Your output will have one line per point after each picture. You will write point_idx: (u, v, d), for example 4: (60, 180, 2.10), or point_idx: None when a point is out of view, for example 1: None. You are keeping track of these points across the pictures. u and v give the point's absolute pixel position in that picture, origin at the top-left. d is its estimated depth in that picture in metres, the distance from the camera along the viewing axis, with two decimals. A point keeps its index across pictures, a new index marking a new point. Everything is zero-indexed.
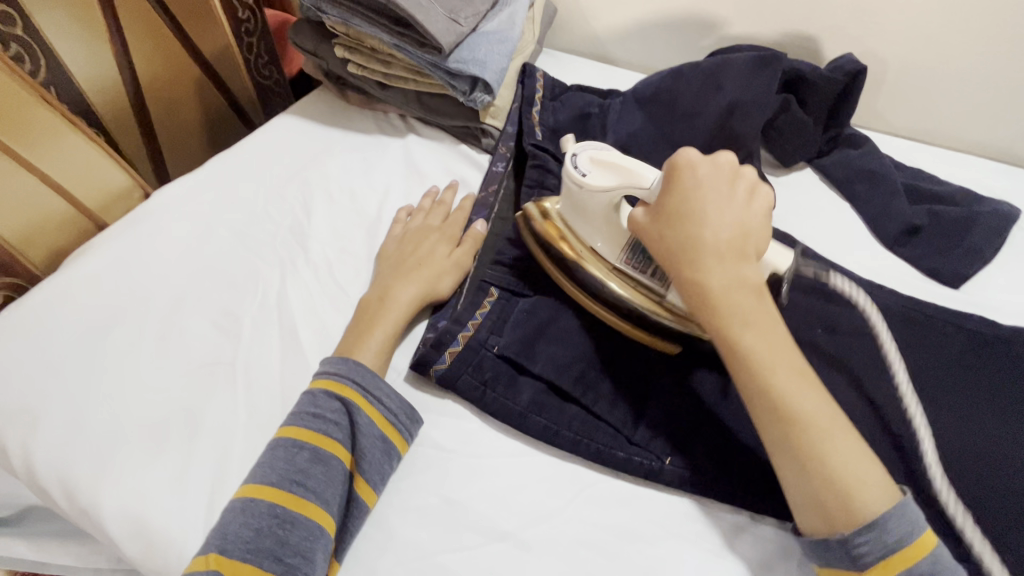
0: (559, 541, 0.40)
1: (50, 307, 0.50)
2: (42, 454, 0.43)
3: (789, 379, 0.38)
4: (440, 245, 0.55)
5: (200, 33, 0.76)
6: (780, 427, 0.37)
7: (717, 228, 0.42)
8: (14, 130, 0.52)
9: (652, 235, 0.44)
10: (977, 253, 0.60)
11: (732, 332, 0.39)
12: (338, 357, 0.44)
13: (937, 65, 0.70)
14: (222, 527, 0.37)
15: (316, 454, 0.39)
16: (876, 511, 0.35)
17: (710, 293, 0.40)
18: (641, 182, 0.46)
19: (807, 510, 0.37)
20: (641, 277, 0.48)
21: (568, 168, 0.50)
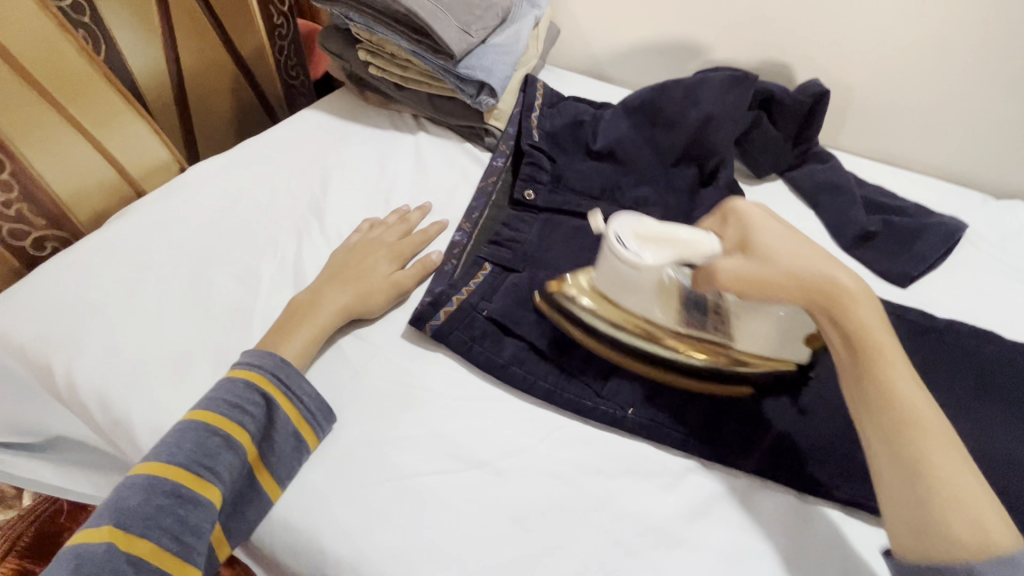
0: (530, 470, 0.46)
1: (96, 256, 0.57)
2: (84, 374, 0.49)
3: (911, 391, 0.39)
4: (382, 262, 0.59)
5: (239, 33, 0.85)
6: (905, 438, 0.38)
7: (815, 253, 0.44)
8: (75, 99, 0.60)
9: (761, 265, 0.44)
10: (926, 257, 0.66)
11: (877, 347, 0.40)
12: (260, 350, 0.48)
13: (895, 93, 0.78)
14: (121, 502, 0.39)
15: (226, 440, 0.43)
16: (1010, 549, 0.34)
17: (849, 305, 0.41)
18: (702, 246, 0.47)
19: (931, 538, 0.36)
20: (699, 331, 0.51)
21: (618, 251, 0.48)
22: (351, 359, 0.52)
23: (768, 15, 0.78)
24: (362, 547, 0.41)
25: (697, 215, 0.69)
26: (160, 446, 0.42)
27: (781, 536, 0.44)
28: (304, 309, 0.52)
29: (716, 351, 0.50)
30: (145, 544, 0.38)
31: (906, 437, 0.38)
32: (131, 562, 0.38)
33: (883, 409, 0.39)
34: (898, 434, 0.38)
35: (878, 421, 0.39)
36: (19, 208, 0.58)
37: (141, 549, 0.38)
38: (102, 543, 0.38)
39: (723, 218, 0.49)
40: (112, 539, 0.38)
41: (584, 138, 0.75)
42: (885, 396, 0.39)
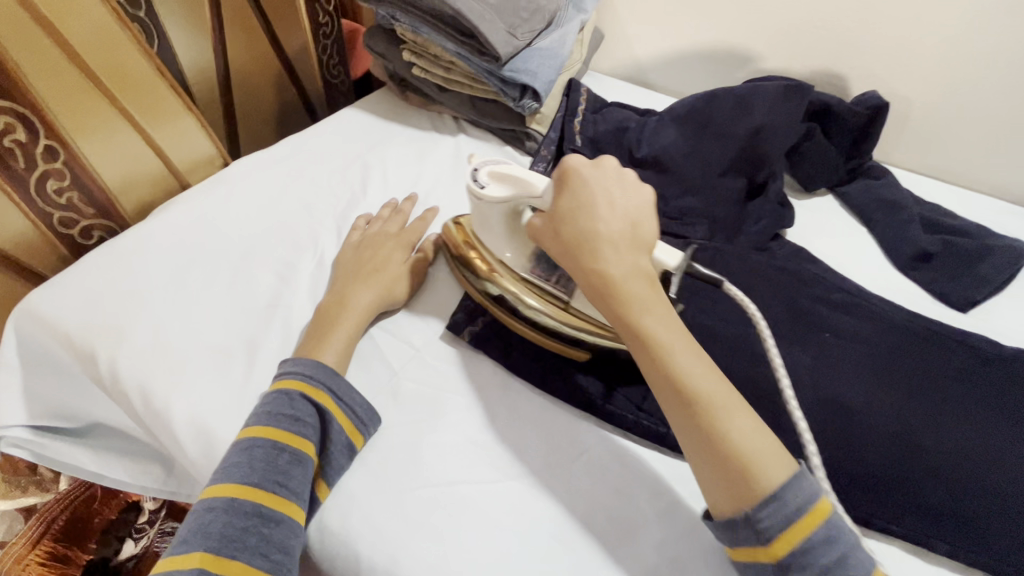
0: (570, 483, 0.45)
1: (139, 246, 0.57)
2: (126, 364, 0.49)
3: (687, 360, 0.40)
4: (396, 252, 0.58)
5: (286, 31, 0.86)
6: (697, 412, 0.39)
7: (608, 226, 0.44)
8: (127, 90, 0.61)
9: (551, 234, 0.46)
10: (990, 281, 0.62)
11: (636, 326, 0.41)
12: (306, 359, 0.47)
13: (957, 107, 0.74)
14: (205, 527, 0.38)
15: (295, 456, 0.42)
16: (774, 487, 0.37)
17: (626, 298, 0.42)
18: (535, 191, 0.48)
19: (720, 491, 0.38)
20: (546, 284, 0.53)
21: (466, 181, 0.50)
22: (389, 360, 0.52)
23: (826, 23, 0.76)
24: (396, 555, 0.40)
25: (744, 227, 0.68)
26: (229, 468, 0.41)
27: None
28: (346, 308, 0.52)
29: (556, 302, 0.52)
30: (238, 565, 0.37)
31: (689, 407, 0.39)
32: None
33: (655, 378, 0.41)
34: (678, 408, 0.39)
35: (664, 396, 0.40)
36: (70, 197, 0.59)
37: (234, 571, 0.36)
38: (193, 569, 0.36)
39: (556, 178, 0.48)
40: (202, 565, 0.36)
41: (629, 144, 0.73)
42: (669, 376, 0.40)
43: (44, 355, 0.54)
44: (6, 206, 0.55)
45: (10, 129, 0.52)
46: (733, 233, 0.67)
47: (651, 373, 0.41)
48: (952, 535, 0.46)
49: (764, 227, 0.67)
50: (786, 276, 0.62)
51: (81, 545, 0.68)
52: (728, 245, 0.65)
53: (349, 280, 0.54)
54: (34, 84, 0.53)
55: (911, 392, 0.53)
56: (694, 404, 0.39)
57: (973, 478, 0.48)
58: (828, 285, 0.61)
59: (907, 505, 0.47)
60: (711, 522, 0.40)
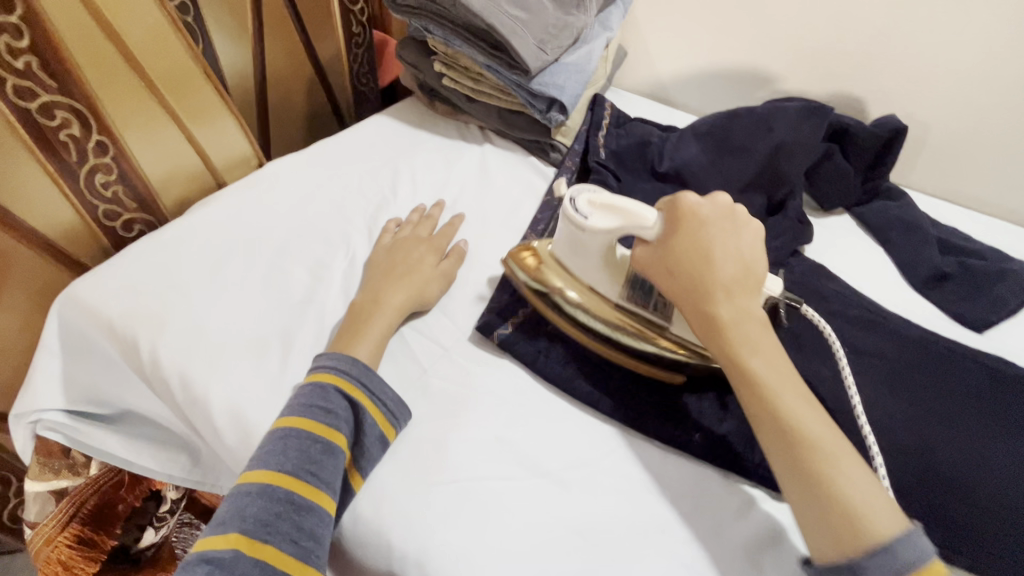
0: (593, 483, 0.46)
1: (180, 240, 0.59)
2: (167, 352, 0.51)
3: (793, 400, 0.41)
4: (428, 255, 0.60)
5: (320, 40, 0.89)
6: (790, 442, 0.39)
7: (721, 263, 0.46)
8: (175, 90, 0.63)
9: (663, 272, 0.48)
10: (1005, 303, 0.63)
11: (747, 364, 0.43)
12: (340, 354, 0.48)
13: (973, 134, 0.76)
14: (241, 510, 0.40)
15: (327, 447, 0.43)
16: (887, 540, 0.35)
17: (724, 322, 0.44)
18: (644, 222, 0.50)
19: (820, 534, 0.37)
20: (643, 311, 0.53)
21: (568, 212, 0.52)
22: (419, 358, 0.54)
23: (846, 48, 0.78)
24: (427, 546, 0.41)
25: (764, 242, 0.68)
26: (264, 455, 0.42)
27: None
28: (380, 305, 0.53)
29: (652, 327, 0.53)
30: (270, 550, 0.38)
31: (790, 445, 0.39)
32: (259, 566, 0.37)
33: (759, 419, 0.41)
34: (784, 448, 0.39)
35: (762, 426, 0.41)
36: (116, 190, 0.62)
37: (267, 554, 0.38)
38: (228, 550, 0.38)
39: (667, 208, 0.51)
40: (238, 546, 0.38)
41: (651, 159, 0.75)
42: (769, 407, 0.41)
43: (84, 342, 0.56)
44: (56, 196, 0.57)
45: (65, 123, 0.55)
46: None
47: (755, 410, 0.41)
48: (969, 547, 0.46)
49: (784, 242, 0.67)
50: (805, 292, 0.63)
51: (105, 531, 0.68)
52: None
53: (382, 279, 0.56)
54: (90, 81, 0.56)
55: (927, 408, 0.54)
56: (796, 443, 0.39)
57: (989, 496, 0.48)
58: (846, 302, 0.62)
59: (923, 517, 0.48)
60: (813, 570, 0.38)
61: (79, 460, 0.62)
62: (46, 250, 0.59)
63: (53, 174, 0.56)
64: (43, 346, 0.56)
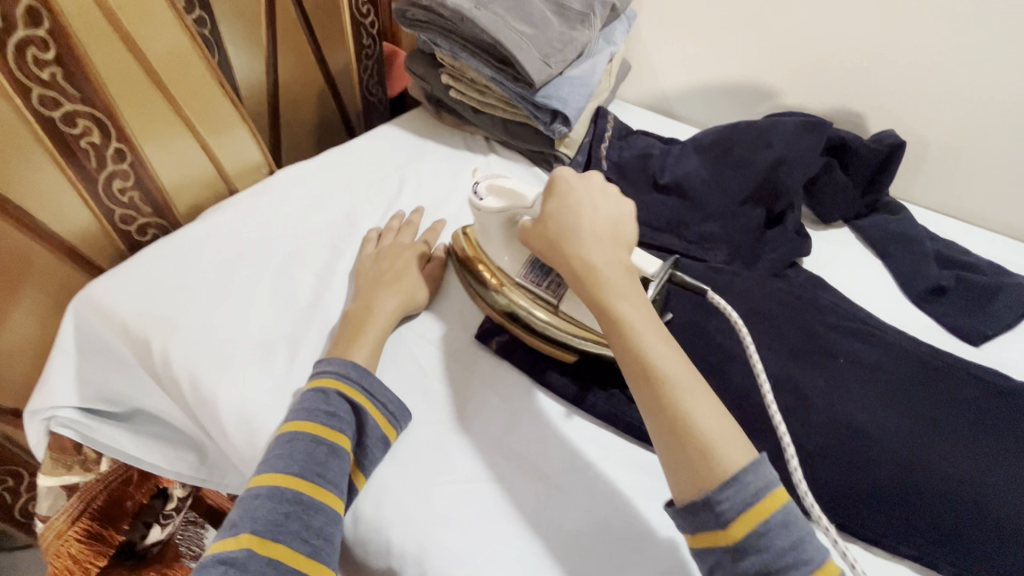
0: (590, 488, 0.47)
1: (194, 245, 0.61)
2: (178, 353, 0.53)
3: (652, 342, 0.43)
4: (414, 260, 0.61)
5: (331, 51, 0.92)
6: (646, 380, 0.41)
7: (591, 220, 0.50)
8: (190, 100, 0.66)
9: (537, 233, 0.51)
10: (1001, 317, 0.64)
11: (615, 313, 0.45)
12: (339, 359, 0.50)
13: (972, 149, 0.77)
14: (252, 512, 0.41)
15: (332, 449, 0.44)
16: (729, 470, 0.38)
17: (594, 272, 0.47)
18: (526, 202, 0.54)
19: (680, 472, 0.39)
20: (537, 289, 0.56)
21: (468, 193, 0.57)
22: (421, 361, 0.55)
23: (845, 63, 0.79)
24: (425, 544, 0.43)
25: (760, 253, 0.70)
26: (272, 459, 0.44)
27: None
28: (381, 310, 0.55)
29: (548, 306, 0.55)
30: (282, 549, 0.39)
31: (649, 382, 0.41)
32: (272, 565, 0.39)
33: (623, 357, 0.43)
34: (647, 390, 0.41)
35: (628, 372, 0.43)
36: (132, 196, 0.64)
37: (279, 553, 0.39)
38: (240, 551, 0.39)
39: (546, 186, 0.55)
40: (251, 546, 0.39)
41: (652, 171, 0.76)
42: (636, 354, 0.43)
43: (98, 340, 0.58)
44: (76, 201, 0.59)
45: (87, 131, 0.57)
46: (750, 261, 0.70)
47: (624, 355, 0.43)
48: (956, 556, 0.48)
49: (779, 254, 0.69)
50: (801, 303, 0.64)
51: (114, 526, 0.70)
52: (746, 271, 0.67)
53: (373, 286, 0.58)
54: (110, 91, 0.58)
55: (920, 420, 0.54)
56: (654, 381, 0.41)
57: (981, 507, 0.49)
58: (842, 314, 0.63)
59: (912, 526, 0.49)
60: (671, 510, 0.41)
61: (90, 457, 0.64)
62: (65, 253, 0.61)
63: (73, 180, 0.58)
64: (58, 345, 0.58)
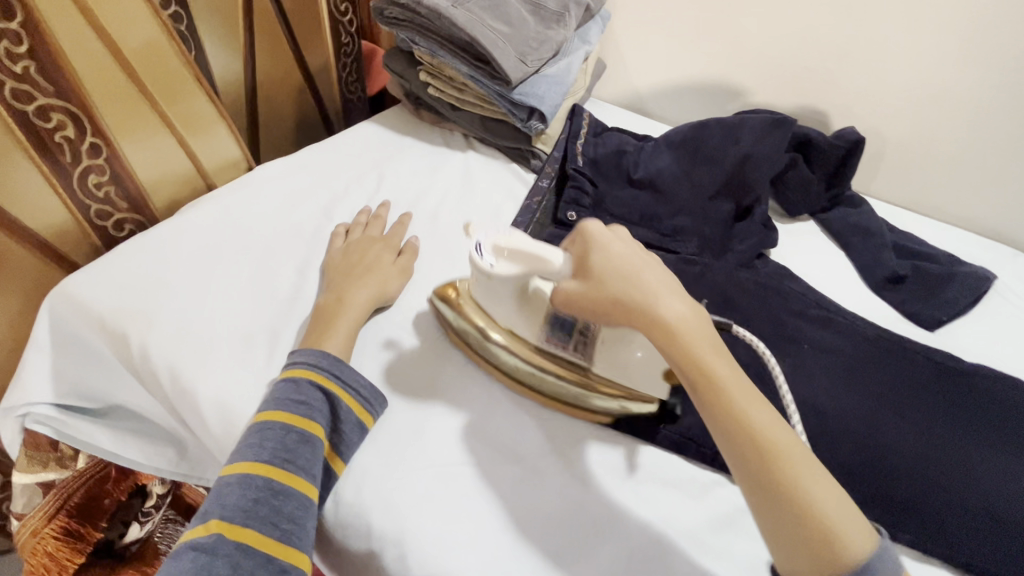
0: (565, 469, 0.49)
1: (172, 239, 0.62)
2: (157, 346, 0.53)
3: (757, 412, 0.40)
4: (385, 253, 0.63)
5: (309, 49, 0.92)
6: (763, 460, 0.39)
7: (652, 276, 0.45)
8: (167, 96, 0.66)
9: (593, 290, 0.45)
10: (954, 303, 0.68)
11: (717, 381, 0.41)
12: (310, 350, 0.50)
13: (928, 145, 0.81)
14: (222, 498, 0.41)
15: (303, 436, 0.45)
16: (863, 554, 0.37)
17: (685, 334, 0.42)
18: (549, 266, 0.48)
19: (800, 555, 0.37)
20: (564, 352, 0.53)
21: (474, 259, 0.50)
22: (400, 351, 0.56)
23: (809, 63, 0.83)
24: (405, 526, 0.44)
25: (731, 245, 0.72)
26: (243, 448, 0.44)
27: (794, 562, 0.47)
28: (353, 302, 0.56)
29: (575, 368, 0.52)
30: (251, 533, 0.40)
31: (761, 461, 0.39)
32: (241, 549, 0.39)
33: (728, 431, 0.40)
34: (759, 468, 0.39)
35: (733, 447, 0.40)
36: (108, 191, 0.64)
37: (248, 538, 0.40)
38: (209, 536, 0.39)
39: (575, 239, 0.49)
40: (220, 531, 0.40)
41: (626, 167, 0.78)
42: (745, 431, 0.39)
43: (74, 335, 0.58)
44: (50, 196, 0.59)
45: (61, 125, 0.57)
46: (721, 252, 0.72)
47: (730, 430, 0.40)
48: (910, 525, 0.50)
49: (748, 246, 0.72)
50: (768, 292, 0.66)
51: (91, 523, 0.69)
52: (716, 261, 0.70)
53: (346, 280, 0.58)
54: (85, 85, 0.58)
55: (876, 400, 0.57)
56: (770, 458, 0.39)
57: (931, 479, 0.52)
58: (806, 301, 0.66)
59: (870, 498, 0.51)
60: None
61: (66, 453, 0.64)
62: (39, 248, 0.61)
63: (47, 175, 0.58)
64: (32, 341, 0.57)
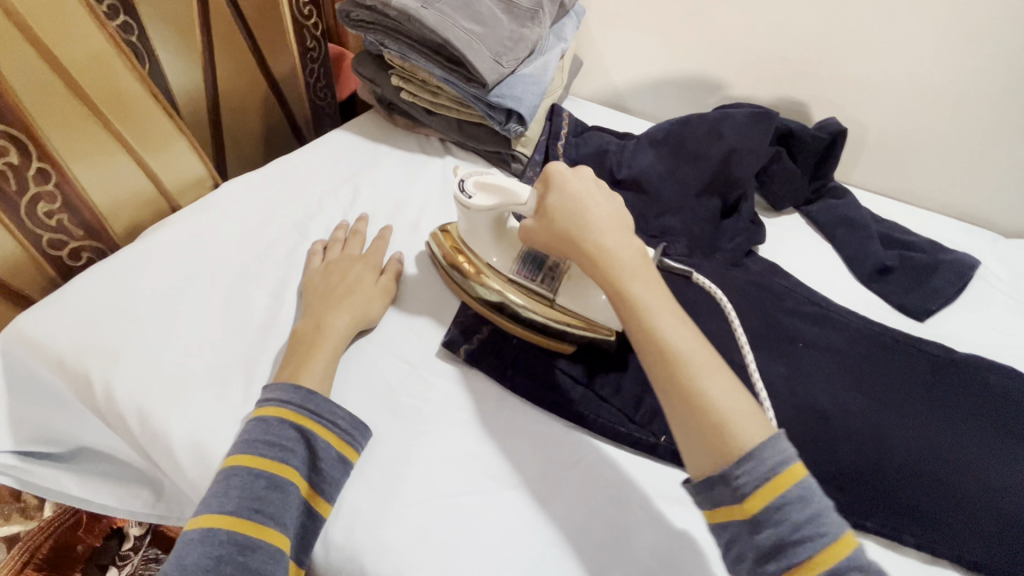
0: (566, 492, 0.47)
1: (134, 268, 0.58)
2: (122, 386, 0.50)
3: (666, 320, 0.43)
4: (366, 273, 0.59)
5: (274, 55, 0.88)
6: (661, 360, 0.41)
7: (594, 209, 0.48)
8: (121, 114, 0.62)
9: (544, 225, 0.50)
10: (942, 293, 0.68)
11: (629, 296, 0.44)
12: (283, 384, 0.47)
13: (907, 133, 0.81)
14: (182, 559, 0.39)
15: (272, 481, 0.42)
16: (748, 445, 0.38)
17: (604, 255, 0.46)
18: (519, 199, 0.53)
19: (696, 447, 0.40)
20: (531, 284, 0.56)
21: (456, 192, 0.55)
22: (385, 375, 0.54)
23: (788, 55, 0.82)
24: (401, 566, 0.42)
25: (720, 244, 0.71)
26: (209, 500, 0.41)
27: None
28: (332, 328, 0.53)
29: (542, 299, 0.55)
30: None
31: (662, 360, 0.41)
32: None
33: (637, 337, 0.43)
34: (661, 370, 0.41)
35: (642, 349, 0.43)
36: (60, 219, 0.59)
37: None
38: None
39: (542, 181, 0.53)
40: None
41: (609, 167, 0.77)
42: (648, 332, 0.43)
43: (29, 378, 0.54)
44: None
45: (3, 151, 0.53)
46: (709, 250, 0.71)
47: (637, 337, 0.43)
48: (919, 528, 0.50)
49: (738, 244, 0.71)
50: (760, 291, 0.65)
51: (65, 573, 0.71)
52: (705, 262, 0.69)
53: (324, 303, 0.55)
54: (27, 106, 0.53)
55: (875, 397, 0.56)
56: (671, 359, 0.41)
57: (931, 477, 0.51)
58: (798, 299, 0.65)
59: (875, 502, 0.51)
60: (689, 486, 0.41)
61: None
62: None
63: None
64: None
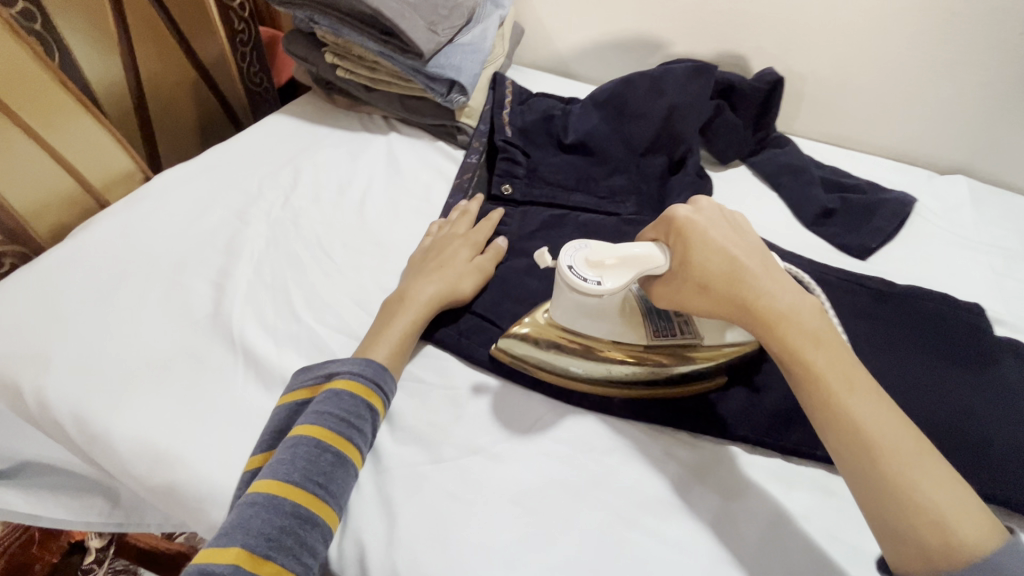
0: (527, 453, 0.46)
1: (60, 268, 0.55)
2: (57, 391, 0.48)
3: (859, 400, 0.38)
4: (463, 250, 0.58)
5: (197, 38, 0.83)
6: (858, 448, 0.36)
7: (747, 261, 0.44)
8: (35, 109, 0.59)
9: (696, 292, 0.44)
10: (883, 230, 0.70)
11: (808, 369, 0.39)
12: (354, 359, 0.48)
13: (844, 80, 0.82)
14: (246, 522, 0.38)
15: (337, 457, 0.42)
16: (981, 548, 0.33)
17: (768, 320, 0.41)
18: (656, 263, 0.45)
19: (905, 548, 0.34)
20: (673, 338, 0.50)
21: (578, 283, 0.45)
22: (336, 354, 0.52)
23: (724, 8, 0.82)
24: (365, 539, 0.42)
25: (668, 200, 0.71)
26: (274, 464, 0.41)
27: (756, 509, 0.44)
28: (417, 299, 0.53)
29: (688, 348, 0.50)
30: (273, 566, 0.36)
31: (863, 448, 0.36)
32: None
33: (826, 426, 0.38)
34: (851, 455, 0.37)
35: (833, 436, 0.38)
36: None
37: (270, 571, 0.36)
38: (230, 566, 0.35)
39: (665, 235, 0.47)
40: (239, 561, 0.36)
41: (555, 132, 0.76)
42: (842, 421, 0.37)
43: None
44: None
45: None
46: (659, 207, 0.71)
47: (824, 420, 0.38)
48: None
49: (686, 198, 0.70)
50: None
51: None
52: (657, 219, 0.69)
53: (413, 277, 0.56)
54: None
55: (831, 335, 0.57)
56: (867, 444, 0.36)
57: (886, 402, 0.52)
58: None
59: None
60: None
61: None
62: None
63: None
64: None
